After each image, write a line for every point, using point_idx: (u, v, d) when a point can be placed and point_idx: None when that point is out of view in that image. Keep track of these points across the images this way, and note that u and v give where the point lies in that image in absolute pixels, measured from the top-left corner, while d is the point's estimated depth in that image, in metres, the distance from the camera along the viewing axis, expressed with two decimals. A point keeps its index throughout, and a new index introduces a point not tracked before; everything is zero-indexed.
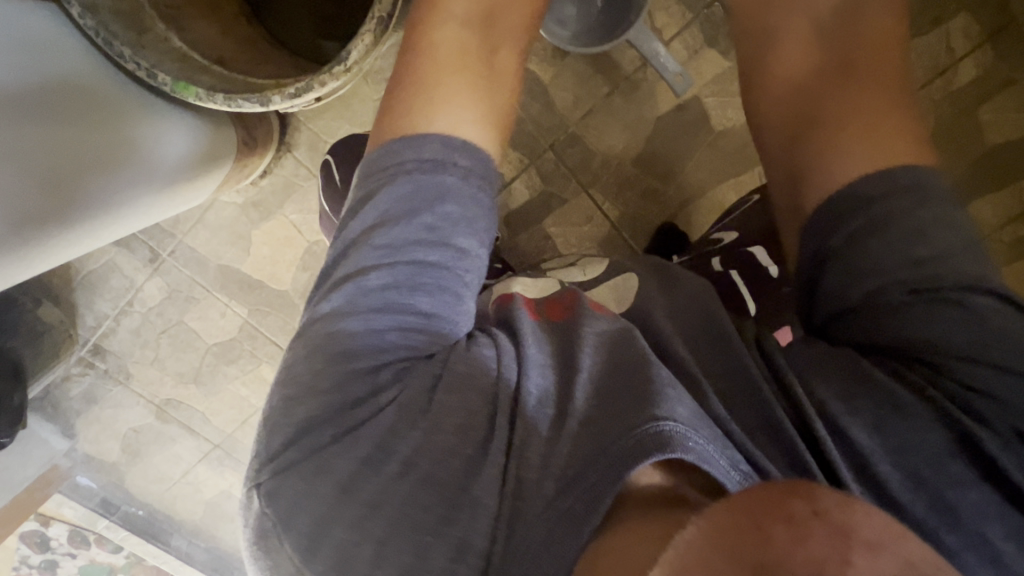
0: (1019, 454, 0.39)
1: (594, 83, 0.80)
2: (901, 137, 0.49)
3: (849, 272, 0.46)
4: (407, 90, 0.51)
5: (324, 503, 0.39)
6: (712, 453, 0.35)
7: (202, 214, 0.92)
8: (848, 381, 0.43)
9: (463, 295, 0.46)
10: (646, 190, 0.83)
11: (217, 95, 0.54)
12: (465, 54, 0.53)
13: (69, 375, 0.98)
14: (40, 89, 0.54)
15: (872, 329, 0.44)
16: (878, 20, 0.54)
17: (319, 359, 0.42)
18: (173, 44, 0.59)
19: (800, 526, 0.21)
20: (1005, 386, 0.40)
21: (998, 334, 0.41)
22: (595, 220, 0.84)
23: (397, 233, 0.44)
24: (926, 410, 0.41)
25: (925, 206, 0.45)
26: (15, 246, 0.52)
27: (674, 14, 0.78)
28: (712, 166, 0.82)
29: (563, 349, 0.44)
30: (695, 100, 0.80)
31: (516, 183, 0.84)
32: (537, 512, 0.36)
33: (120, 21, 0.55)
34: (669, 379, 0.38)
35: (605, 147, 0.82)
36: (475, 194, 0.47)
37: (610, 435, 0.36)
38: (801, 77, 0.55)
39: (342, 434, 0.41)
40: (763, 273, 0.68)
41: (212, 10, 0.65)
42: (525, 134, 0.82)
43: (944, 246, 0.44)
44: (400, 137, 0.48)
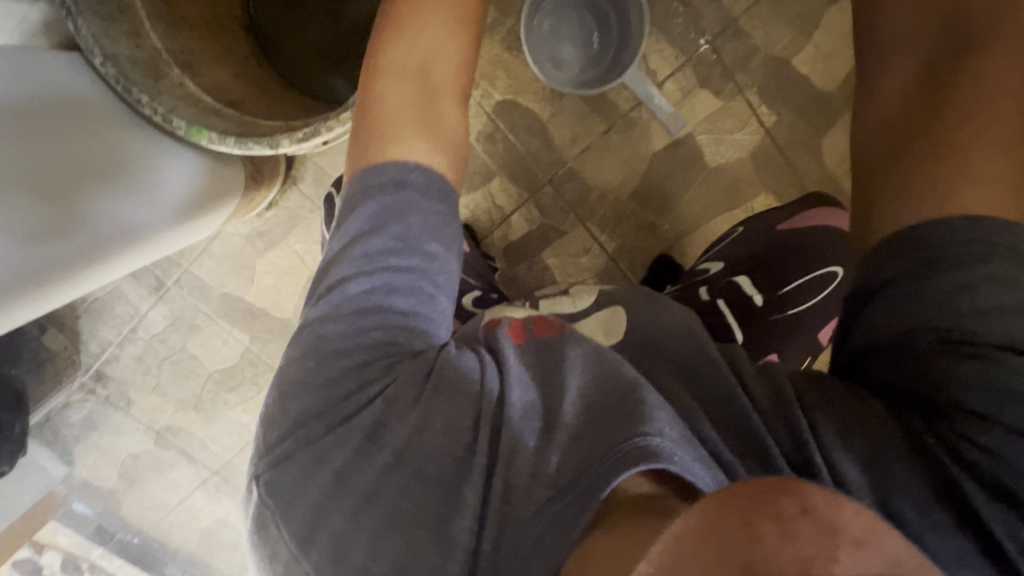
0: (998, 509, 0.40)
1: (591, 121, 0.83)
2: (992, 187, 0.46)
3: (898, 306, 0.45)
4: (364, 132, 0.51)
5: (320, 492, 0.41)
6: (698, 469, 0.36)
7: (208, 244, 0.94)
8: (843, 414, 0.43)
9: (438, 297, 0.47)
10: (642, 223, 0.85)
11: (229, 138, 0.56)
12: (409, 107, 0.51)
13: (71, 401, 0.99)
14: (43, 128, 0.55)
15: (894, 369, 0.45)
16: (995, 72, 0.50)
17: (310, 359, 0.44)
18: (186, 87, 0.61)
19: (788, 524, 0.22)
20: (1000, 438, 0.40)
21: (1017, 394, 0.40)
22: (592, 251, 0.86)
23: (370, 244, 0.45)
24: (904, 451, 0.42)
25: (986, 261, 0.43)
26: (37, 279, 0.54)
27: (668, 57, 0.81)
28: (706, 201, 0.84)
29: (547, 363, 0.44)
30: (689, 136, 0.83)
31: (514, 216, 0.86)
32: (527, 516, 0.37)
33: (139, 70, 0.58)
34: (657, 402, 0.39)
35: (602, 182, 0.85)
36: (436, 206, 0.48)
37: (598, 446, 0.37)
38: (909, 122, 0.54)
39: (335, 426, 0.42)
40: (750, 303, 0.70)
41: (226, 55, 0.68)
42: (524, 169, 0.85)
43: (1006, 303, 0.42)
44: (363, 168, 0.49)
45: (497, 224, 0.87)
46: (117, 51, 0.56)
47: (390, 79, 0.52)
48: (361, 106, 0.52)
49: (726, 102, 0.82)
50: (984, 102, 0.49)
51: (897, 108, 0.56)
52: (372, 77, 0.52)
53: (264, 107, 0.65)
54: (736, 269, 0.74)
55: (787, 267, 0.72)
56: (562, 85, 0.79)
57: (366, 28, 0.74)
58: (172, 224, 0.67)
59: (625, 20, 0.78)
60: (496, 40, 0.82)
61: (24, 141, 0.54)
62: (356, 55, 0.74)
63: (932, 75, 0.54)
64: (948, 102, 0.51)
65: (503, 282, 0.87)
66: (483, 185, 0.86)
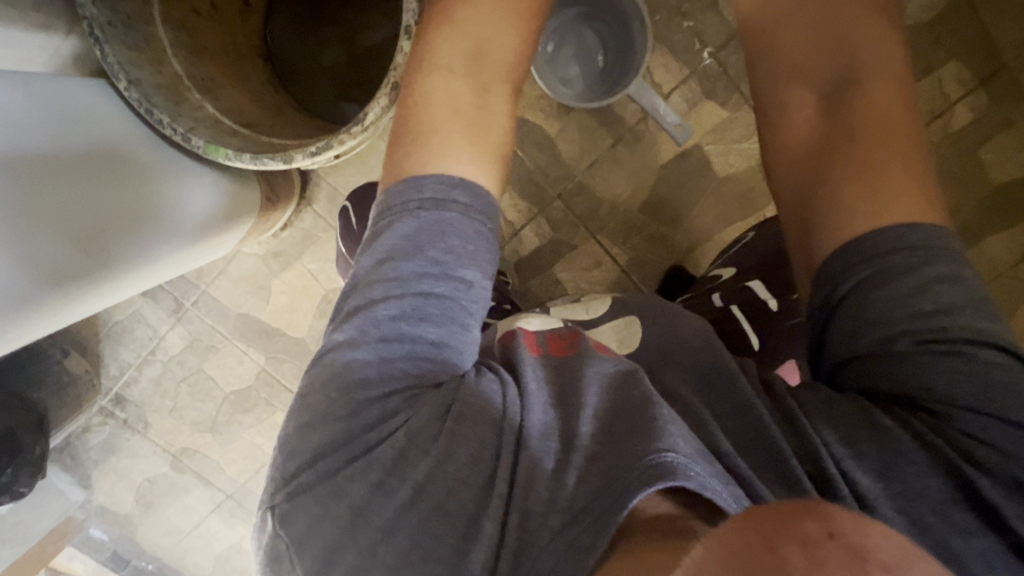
0: (1022, 504, 0.38)
1: (598, 135, 0.84)
2: (908, 193, 0.47)
3: (857, 319, 0.45)
4: (409, 135, 0.52)
5: (336, 525, 0.40)
6: (716, 484, 0.34)
7: (225, 266, 0.95)
8: (852, 427, 0.42)
9: (470, 325, 0.46)
10: (653, 235, 0.85)
11: (245, 155, 0.58)
12: (458, 109, 0.53)
13: (90, 425, 1.00)
14: (72, 157, 0.57)
15: (884, 375, 0.43)
16: (880, 91, 0.53)
17: (335, 389, 0.43)
18: (206, 109, 0.63)
19: (816, 550, 0.20)
20: (993, 428, 0.40)
21: (996, 384, 0.40)
22: (604, 265, 0.86)
23: (404, 266, 0.45)
24: (922, 453, 0.40)
25: (928, 264, 0.44)
26: (57, 304, 0.57)
27: (672, 70, 0.81)
28: (716, 211, 0.84)
29: (566, 383, 0.43)
30: (696, 147, 0.83)
31: (525, 231, 0.87)
32: (544, 544, 0.35)
33: (161, 94, 0.60)
34: (670, 416, 0.38)
35: (612, 196, 0.85)
36: (476, 229, 0.48)
37: (614, 469, 0.36)
38: (808, 143, 0.55)
39: (354, 459, 0.42)
40: (763, 306, 0.67)
41: (243, 80, 0.71)
42: (533, 184, 0.86)
43: (950, 301, 0.43)
44: (401, 180, 0.49)
45: (508, 240, 0.87)
46: (140, 77, 0.59)
47: (436, 75, 0.53)
48: (409, 104, 0.53)
49: (732, 112, 0.82)
50: (879, 117, 0.51)
51: (795, 125, 0.57)
52: (419, 74, 0.53)
53: (279, 128, 0.67)
54: (748, 274, 0.72)
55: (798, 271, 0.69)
56: (569, 99, 0.80)
57: (377, 60, 0.78)
58: (184, 248, 0.69)
59: (626, 35, 0.79)
60: None
61: (52, 179, 0.54)
62: (368, 84, 0.78)
63: (819, 94, 0.56)
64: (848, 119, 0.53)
65: (517, 296, 0.87)
66: None
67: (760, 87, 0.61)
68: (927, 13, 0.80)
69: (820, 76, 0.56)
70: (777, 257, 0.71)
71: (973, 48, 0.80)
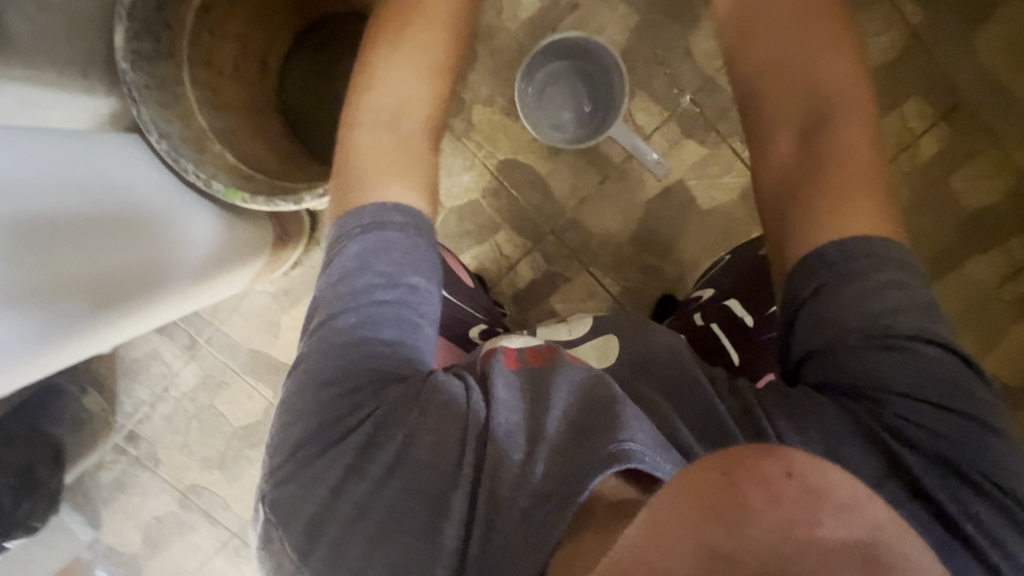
0: (948, 481, 0.42)
1: (587, 173, 0.89)
2: (869, 214, 0.50)
3: (818, 318, 0.48)
4: (343, 180, 0.57)
5: (317, 503, 0.44)
6: (665, 465, 0.37)
7: (237, 304, 1.00)
8: (802, 416, 0.45)
9: (422, 324, 0.51)
10: (643, 266, 0.90)
11: (260, 197, 0.64)
12: (385, 151, 0.58)
13: (103, 462, 1.03)
14: (94, 218, 0.61)
15: (835, 369, 0.46)
16: (852, 121, 0.56)
17: (307, 390, 0.47)
18: (226, 158, 0.70)
19: (773, 486, 0.23)
20: (926, 414, 0.43)
21: (932, 374, 0.44)
22: (597, 295, 0.90)
23: (355, 280, 0.49)
24: (860, 437, 0.44)
25: (883, 269, 0.47)
26: (59, 350, 0.60)
27: (653, 112, 0.87)
28: (702, 242, 0.89)
29: (536, 388, 0.44)
30: (679, 182, 0.88)
31: (521, 265, 0.91)
32: (511, 523, 0.38)
33: (188, 145, 0.66)
34: (633, 411, 0.41)
35: (602, 229, 0.90)
36: (416, 243, 0.53)
37: (577, 458, 0.38)
38: (783, 164, 0.58)
39: (330, 447, 0.45)
40: (740, 322, 0.70)
41: (262, 131, 0.78)
42: (527, 221, 0.91)
43: (898, 301, 0.46)
44: (349, 211, 0.54)
45: (505, 273, 0.92)
46: (170, 130, 0.65)
47: (363, 127, 0.59)
48: (342, 153, 0.59)
49: (710, 150, 0.87)
50: (847, 144, 0.55)
51: (773, 147, 0.60)
52: (349, 128, 0.60)
53: (290, 173, 0.74)
54: (725, 291, 0.75)
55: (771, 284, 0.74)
56: (567, 144, 0.86)
57: None
58: (183, 292, 0.73)
59: (606, 76, 0.86)
60: (495, 107, 0.89)
61: (77, 241, 0.58)
62: None
63: (795, 120, 0.59)
64: (819, 143, 0.56)
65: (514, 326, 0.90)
66: (490, 238, 0.92)
67: (742, 112, 0.64)
68: (890, 53, 0.85)
69: (796, 102, 0.59)
70: (753, 274, 0.73)
71: (933, 84, 0.85)
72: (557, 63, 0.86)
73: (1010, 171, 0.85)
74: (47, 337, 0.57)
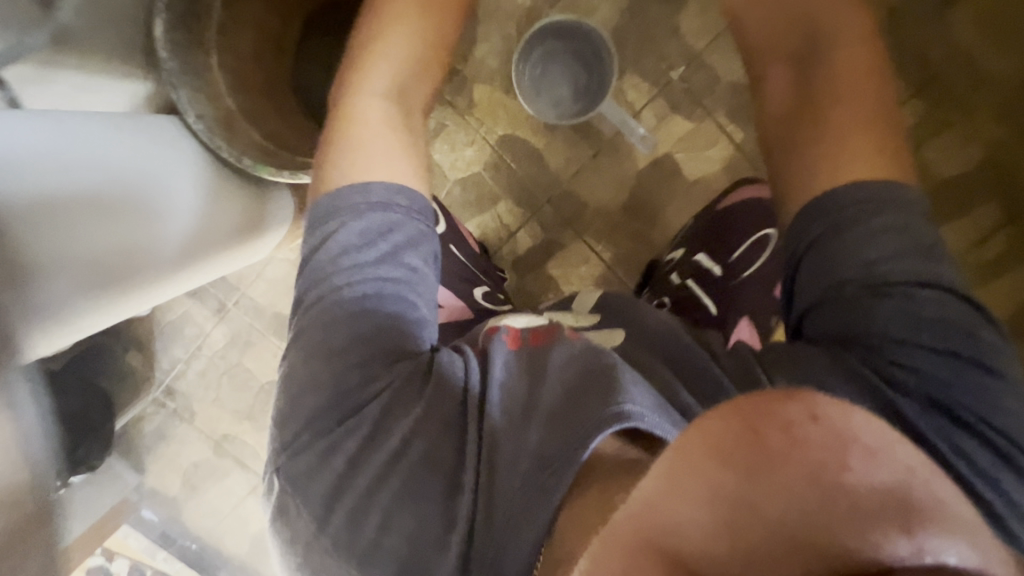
0: (935, 418, 0.49)
1: (580, 146, 0.96)
2: (868, 140, 0.59)
3: (817, 274, 0.55)
4: (345, 144, 0.62)
5: (336, 474, 0.52)
6: (663, 426, 0.44)
7: (262, 270, 1.10)
8: (797, 368, 0.51)
9: (421, 304, 0.58)
10: (633, 234, 0.97)
11: (284, 171, 0.72)
12: (388, 121, 0.64)
13: (145, 413, 1.14)
14: (131, 181, 0.65)
15: (834, 320, 0.53)
16: (850, 59, 0.64)
17: (317, 360, 0.54)
18: (253, 136, 0.77)
19: (798, 430, 0.25)
20: (923, 360, 0.50)
21: (925, 319, 0.51)
22: (591, 261, 0.98)
23: (360, 258, 0.56)
24: (856, 385, 0.50)
25: (878, 214, 0.54)
26: (111, 311, 0.64)
27: (642, 88, 0.93)
28: (688, 210, 0.95)
29: (533, 366, 0.53)
30: (667, 155, 0.94)
31: (520, 233, 0.99)
32: (513, 487, 0.46)
33: (219, 126, 0.74)
34: (630, 379, 0.48)
35: (595, 199, 0.97)
36: (418, 226, 0.60)
37: (577, 423, 0.46)
38: (786, 108, 0.68)
39: (346, 418, 0.53)
40: (708, 274, 0.87)
41: (279, 109, 0.83)
42: (526, 191, 0.98)
43: (892, 250, 0.53)
44: (348, 182, 0.59)
45: (505, 240, 1.00)
46: (204, 112, 0.73)
47: (367, 96, 0.65)
48: (343, 120, 0.64)
49: (696, 124, 0.93)
50: (849, 81, 0.63)
51: (777, 96, 0.70)
52: (349, 97, 0.65)
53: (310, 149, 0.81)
54: (693, 246, 0.90)
55: (733, 242, 0.88)
56: (569, 119, 0.93)
57: None
58: (216, 259, 0.78)
59: (593, 45, 0.91)
60: (495, 84, 0.96)
61: (113, 201, 0.62)
62: None
63: (795, 70, 0.69)
64: (820, 86, 0.65)
65: (517, 303, 0.99)
66: (491, 208, 0.99)
67: (755, 69, 0.76)
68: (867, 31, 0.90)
69: (794, 54, 0.70)
70: (710, 228, 0.89)
71: (907, 61, 0.90)
72: (545, 41, 0.92)
73: (982, 141, 0.90)
74: (103, 293, 0.61)
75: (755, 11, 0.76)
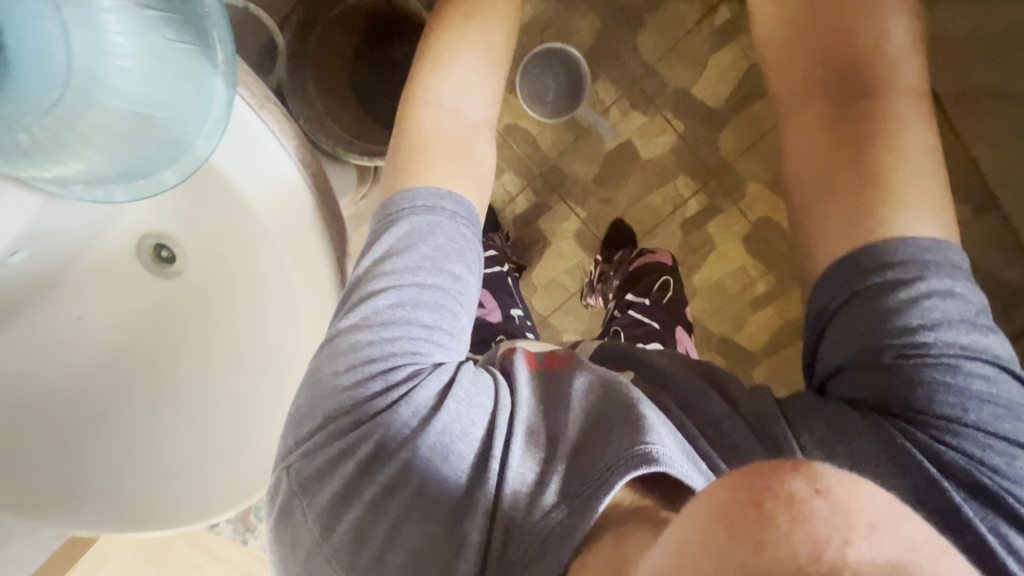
0: (975, 498, 0.57)
1: (564, 133, 1.28)
2: (923, 182, 0.69)
3: (851, 335, 0.65)
4: (405, 156, 0.81)
5: (344, 482, 0.63)
6: (689, 472, 0.54)
7: None
8: (827, 436, 0.61)
9: (453, 319, 0.71)
10: (601, 199, 1.31)
11: (361, 154, 1.06)
12: (444, 136, 0.84)
13: None
14: None
15: (867, 384, 0.63)
16: (894, 103, 0.74)
17: (347, 362, 0.66)
18: (335, 130, 1.07)
19: (800, 507, 0.29)
20: (969, 439, 0.58)
21: (974, 399, 0.58)
22: (571, 219, 1.33)
23: (401, 263, 0.70)
24: (887, 455, 0.59)
25: (921, 280, 0.62)
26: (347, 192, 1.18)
27: (610, 90, 1.25)
28: (643, 183, 1.29)
29: (553, 398, 0.66)
30: (628, 141, 1.27)
31: (519, 197, 1.33)
32: (527, 523, 0.55)
33: (311, 122, 1.05)
34: (654, 421, 0.59)
35: (574, 173, 1.30)
36: (461, 231, 0.76)
37: (592, 463, 0.56)
38: (826, 149, 0.76)
39: (363, 422, 0.64)
40: (642, 305, 1.22)
41: (343, 105, 1.11)
42: (524, 166, 1.31)
43: (936, 320, 0.61)
44: (399, 192, 0.77)
45: (507, 203, 1.34)
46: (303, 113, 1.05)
47: (429, 116, 0.84)
48: (408, 132, 0.84)
49: (650, 118, 1.26)
50: (897, 124, 0.72)
51: (809, 137, 0.79)
52: (412, 115, 0.85)
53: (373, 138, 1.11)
54: (623, 286, 1.25)
55: (642, 276, 1.24)
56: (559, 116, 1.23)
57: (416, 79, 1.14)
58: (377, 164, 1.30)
59: (571, 60, 1.23)
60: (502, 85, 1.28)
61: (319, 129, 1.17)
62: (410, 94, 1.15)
63: (828, 113, 0.78)
64: (868, 128, 0.73)
65: (526, 293, 1.37)
66: (498, 179, 1.33)
67: (791, 108, 0.83)
68: None
69: (829, 99, 0.78)
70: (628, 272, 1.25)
71: None
72: (536, 58, 1.22)
73: None
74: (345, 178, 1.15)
75: (779, 65, 0.85)
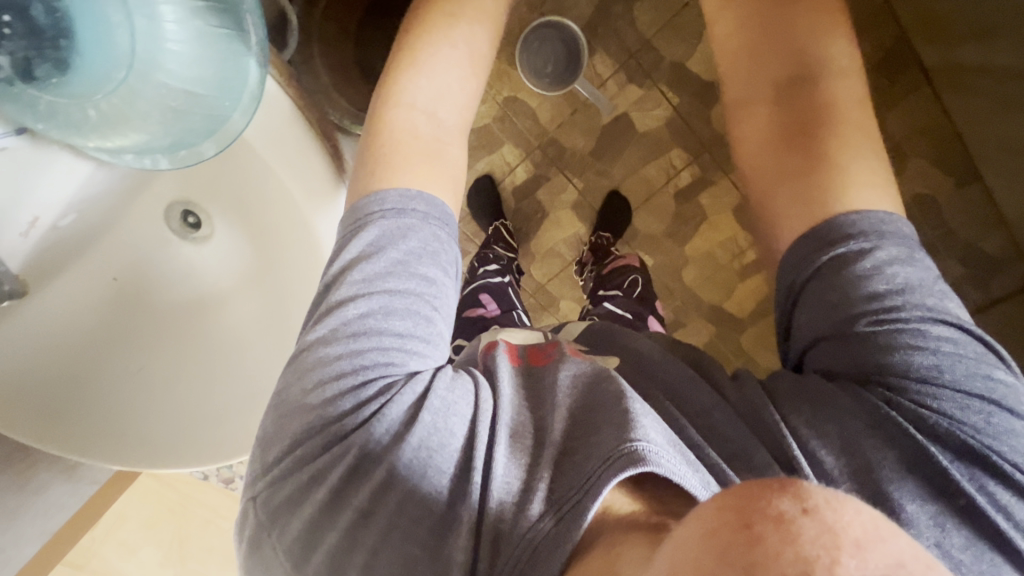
0: (966, 463, 0.57)
1: (562, 106, 1.32)
2: (867, 164, 0.71)
3: (816, 311, 0.67)
4: (375, 149, 0.82)
5: (317, 505, 0.62)
6: (682, 472, 0.54)
7: None
8: (812, 413, 0.62)
9: (426, 327, 0.71)
10: (597, 171, 1.36)
11: None
12: (417, 122, 0.85)
13: None
14: None
15: (838, 354, 0.64)
16: (834, 89, 0.76)
17: (313, 382, 0.66)
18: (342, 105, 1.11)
19: (790, 528, 0.30)
20: (953, 403, 0.58)
21: (948, 360, 0.60)
22: (568, 190, 1.38)
23: (371, 271, 0.70)
24: (874, 430, 0.60)
25: (885, 247, 0.65)
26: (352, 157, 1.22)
27: (608, 63, 1.29)
28: (638, 155, 1.34)
29: (534, 401, 0.66)
30: (625, 114, 1.31)
31: (518, 168, 1.38)
32: (512, 542, 0.54)
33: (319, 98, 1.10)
34: (642, 416, 0.58)
35: (572, 144, 1.35)
36: (432, 233, 0.76)
37: (574, 478, 0.55)
38: (773, 138, 0.78)
39: (331, 445, 0.63)
40: (615, 300, 1.20)
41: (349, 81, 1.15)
42: (523, 138, 1.36)
43: (902, 283, 0.63)
44: (371, 194, 0.77)
45: (507, 173, 1.40)
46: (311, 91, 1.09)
47: (400, 103, 0.86)
48: (379, 122, 0.85)
49: (646, 91, 1.30)
50: (841, 110, 0.75)
51: (757, 126, 0.81)
52: (383, 102, 0.86)
53: None
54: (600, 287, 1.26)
55: (617, 277, 1.26)
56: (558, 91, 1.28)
57: None
58: None
59: (570, 37, 1.26)
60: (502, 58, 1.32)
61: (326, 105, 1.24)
62: None
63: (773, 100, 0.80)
64: (813, 114, 0.75)
65: (525, 262, 1.43)
66: (499, 151, 1.38)
67: (737, 98, 0.85)
68: None
69: (772, 87, 0.80)
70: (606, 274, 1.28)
71: None
72: (536, 33, 1.26)
73: None
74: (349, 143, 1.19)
75: (726, 51, 0.87)
